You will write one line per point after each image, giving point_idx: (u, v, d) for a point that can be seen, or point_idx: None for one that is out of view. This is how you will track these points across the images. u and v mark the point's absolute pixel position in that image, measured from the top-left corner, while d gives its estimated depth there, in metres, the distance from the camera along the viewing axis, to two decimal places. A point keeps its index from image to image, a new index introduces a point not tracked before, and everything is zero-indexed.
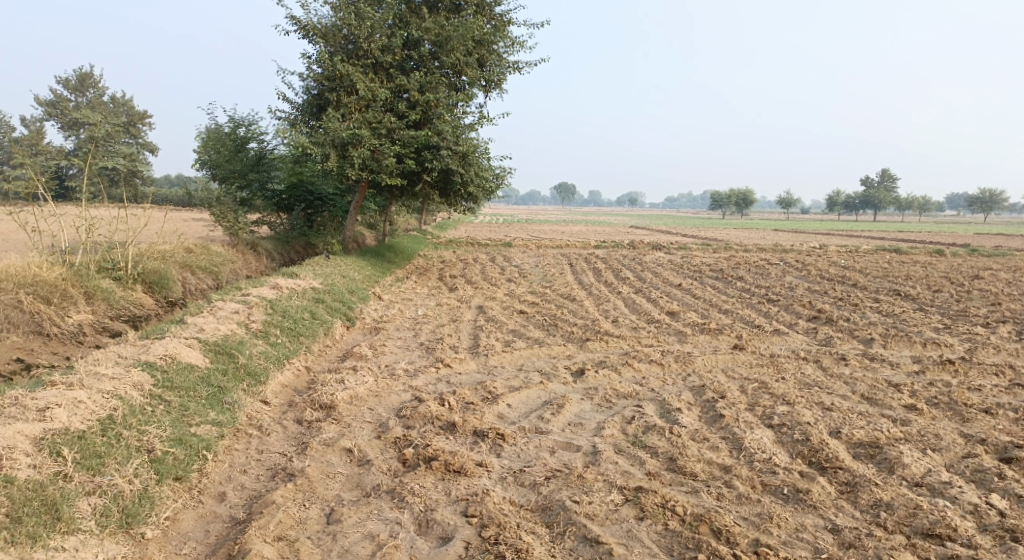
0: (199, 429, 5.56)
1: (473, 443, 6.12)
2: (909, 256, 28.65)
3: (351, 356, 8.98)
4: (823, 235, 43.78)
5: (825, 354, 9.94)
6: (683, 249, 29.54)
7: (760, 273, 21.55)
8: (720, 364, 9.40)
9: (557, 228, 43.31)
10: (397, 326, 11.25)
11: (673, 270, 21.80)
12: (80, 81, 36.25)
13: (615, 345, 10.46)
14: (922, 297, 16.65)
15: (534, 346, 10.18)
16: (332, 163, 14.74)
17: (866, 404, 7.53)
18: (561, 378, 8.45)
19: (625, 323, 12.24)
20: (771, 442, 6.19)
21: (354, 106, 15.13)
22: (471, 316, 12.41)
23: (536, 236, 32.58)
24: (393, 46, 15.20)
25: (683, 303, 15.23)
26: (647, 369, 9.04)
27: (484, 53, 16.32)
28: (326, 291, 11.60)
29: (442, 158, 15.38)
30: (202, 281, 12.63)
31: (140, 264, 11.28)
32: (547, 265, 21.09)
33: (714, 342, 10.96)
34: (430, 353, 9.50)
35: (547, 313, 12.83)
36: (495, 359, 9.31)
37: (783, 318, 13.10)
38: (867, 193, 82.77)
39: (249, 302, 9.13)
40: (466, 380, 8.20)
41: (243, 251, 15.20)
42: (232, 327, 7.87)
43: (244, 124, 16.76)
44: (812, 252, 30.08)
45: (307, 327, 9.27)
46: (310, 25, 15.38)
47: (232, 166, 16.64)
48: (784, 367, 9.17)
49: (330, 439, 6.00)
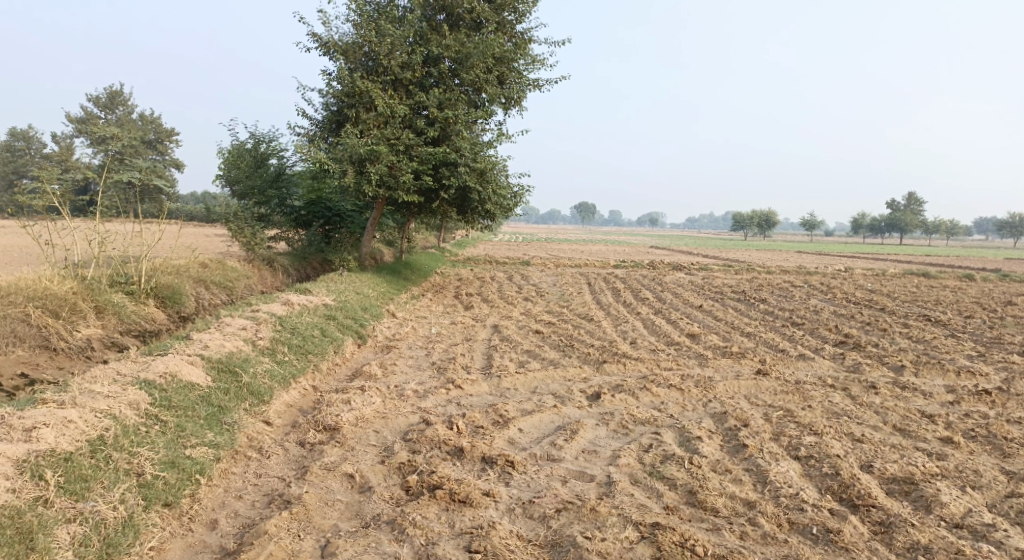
0: (194, 451, 5.33)
1: (481, 470, 5.83)
2: (937, 281, 28.00)
3: (361, 376, 8.74)
4: (848, 258, 43.08)
5: (853, 382, 9.55)
6: (704, 270, 29.11)
7: (784, 295, 21.11)
8: (742, 390, 9.04)
9: (577, 247, 43.08)
10: (410, 345, 11.01)
11: (694, 291, 21.42)
12: (109, 98, 36.90)
13: (633, 368, 10.13)
14: (953, 322, 16.15)
15: (549, 367, 9.88)
16: (349, 179, 14.65)
17: (899, 436, 7.17)
18: (576, 402, 8.14)
19: (644, 345, 11.90)
20: (798, 476, 5.86)
21: (373, 122, 15.04)
22: (486, 336, 12.16)
23: (555, 255, 32.36)
24: (413, 63, 15.11)
25: (704, 325, 14.88)
26: (666, 394, 8.70)
27: (505, 71, 16.21)
28: (338, 308, 11.40)
29: (460, 175, 15.22)
30: (216, 296, 12.50)
31: (154, 278, 11.17)
32: (566, 285, 20.83)
33: (736, 366, 10.59)
34: (442, 373, 9.24)
35: (564, 334, 12.54)
36: (508, 381, 9.03)
37: (808, 343, 12.70)
38: (892, 216, 81.59)
39: (258, 318, 8.93)
40: (477, 402, 7.93)
41: (258, 267, 15.10)
42: (238, 344, 7.66)
43: (263, 139, 16.75)
44: (837, 274, 29.52)
45: (317, 344, 9.05)
46: (331, 42, 15.37)
47: (252, 182, 16.51)
48: (811, 394, 8.79)
49: (332, 463, 5.75)
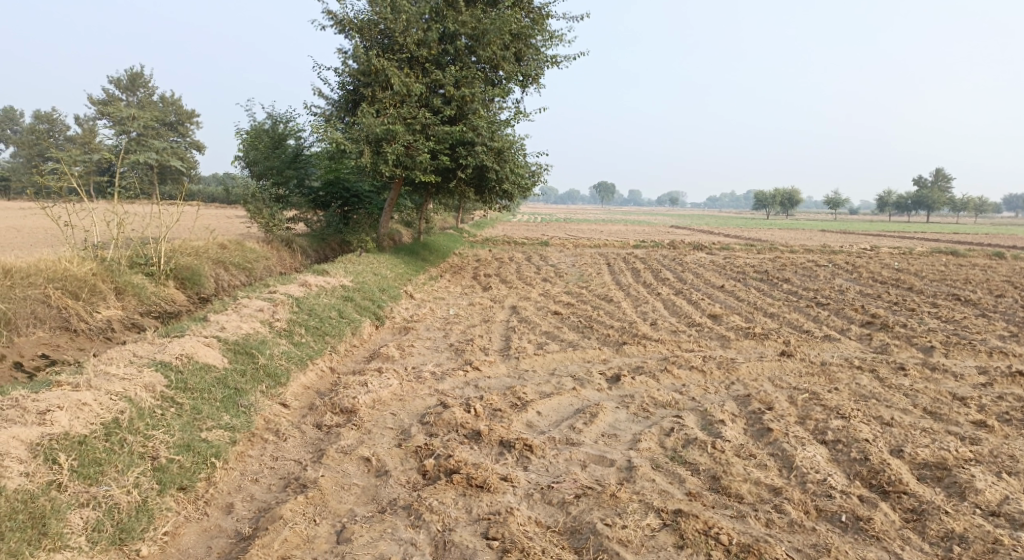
0: (209, 434, 5.29)
1: (499, 454, 5.74)
2: (966, 259, 27.43)
3: (379, 358, 8.68)
4: (873, 237, 42.35)
5: (881, 364, 9.34)
6: (726, 249, 28.74)
7: (807, 275, 20.79)
8: (766, 372, 8.86)
9: (596, 227, 42.77)
10: (428, 326, 10.94)
11: (715, 271, 21.15)
12: (130, 81, 37.13)
13: (653, 349, 9.97)
14: (983, 302, 15.77)
15: (569, 349, 9.75)
16: (366, 159, 14.54)
17: (929, 420, 6.99)
18: (595, 384, 8.01)
19: (665, 326, 11.73)
20: (825, 461, 5.73)
21: (389, 102, 14.89)
22: (504, 317, 12.05)
23: (574, 235, 32.14)
24: (429, 41, 14.90)
25: (726, 306, 14.66)
26: (688, 376, 8.55)
27: (522, 47, 15.95)
28: (356, 289, 11.35)
29: (477, 154, 15.03)
30: (235, 278, 12.49)
31: (173, 259, 11.18)
32: (585, 265, 20.66)
33: (759, 347, 10.39)
34: (460, 355, 9.16)
35: (583, 315, 12.40)
36: (526, 363, 8.92)
37: (833, 323, 12.45)
38: (919, 194, 80.07)
39: (275, 299, 8.88)
40: (495, 384, 7.84)
41: (277, 248, 15.08)
42: (255, 326, 7.61)
43: (280, 120, 16.66)
44: (862, 253, 29.01)
45: (334, 326, 8.98)
46: (346, 19, 15.18)
47: (270, 164, 16.36)
48: (837, 377, 8.59)
49: (348, 446, 5.69)
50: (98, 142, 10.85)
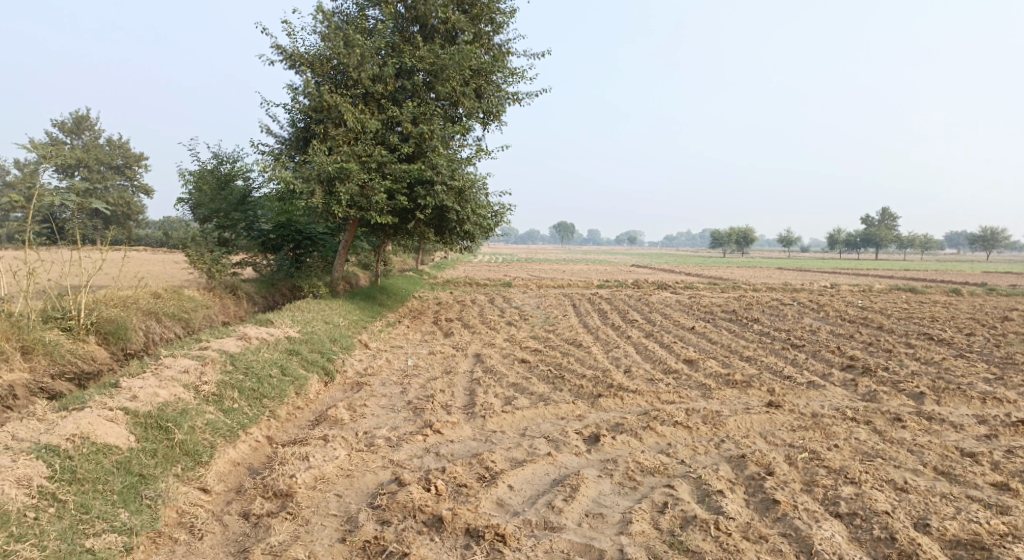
0: (96, 542, 4.45)
1: (464, 548, 4.87)
2: (926, 296, 27.39)
3: (325, 422, 7.62)
4: (830, 274, 42.55)
5: (876, 414, 8.63)
6: (689, 288, 28.32)
7: (775, 314, 20.30)
8: (756, 426, 8.08)
9: (556, 267, 42.11)
10: (383, 381, 9.93)
11: (682, 311, 20.53)
12: (74, 122, 35.75)
13: (632, 402, 9.11)
14: (958, 341, 15.36)
15: (539, 404, 8.83)
16: (318, 200, 13.60)
17: (946, 482, 6.30)
18: (572, 447, 7.10)
19: (640, 374, 10.89)
20: (846, 542, 5.03)
21: (342, 139, 14.04)
22: (467, 367, 11.09)
23: (535, 276, 31.39)
24: (385, 76, 14.15)
25: (700, 349, 13.93)
26: (673, 434, 7.71)
27: (482, 83, 15.31)
28: (302, 341, 10.28)
29: (436, 194, 14.20)
30: (169, 330, 11.32)
31: (95, 312, 10.07)
32: (549, 307, 19.83)
33: (744, 397, 9.60)
34: (418, 415, 8.16)
35: (551, 363, 11.51)
36: (493, 423, 7.97)
37: (815, 367, 11.79)
38: (868, 231, 81.89)
39: (205, 357, 7.77)
40: (459, 451, 6.89)
41: (220, 295, 13.98)
42: (176, 392, 6.52)
43: (227, 160, 15.63)
44: (824, 291, 28.90)
45: (274, 385, 7.90)
46: (296, 54, 14.37)
47: (216, 205, 15.36)
48: (834, 431, 7.84)
49: (281, 544, 4.83)
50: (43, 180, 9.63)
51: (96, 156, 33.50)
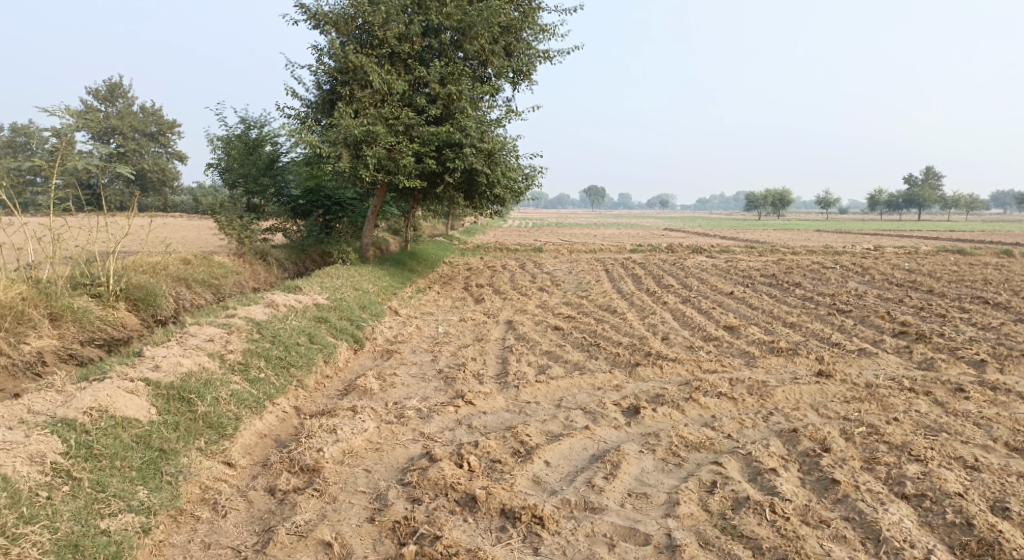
0: (112, 523, 4.24)
1: (499, 530, 4.59)
2: (975, 258, 26.29)
3: (354, 393, 7.36)
4: (871, 236, 41.20)
5: (934, 384, 8.12)
6: (726, 252, 27.58)
7: (817, 278, 19.59)
8: (805, 398, 7.64)
9: (588, 231, 41.46)
10: (413, 349, 9.66)
11: (720, 275, 19.92)
12: (108, 90, 35.94)
13: (671, 371, 8.72)
14: (1015, 305, 14.59)
15: (574, 374, 8.48)
16: (345, 164, 13.26)
17: (1020, 460, 5.84)
18: (611, 420, 6.75)
19: (678, 342, 10.47)
20: (916, 528, 4.65)
21: (368, 101, 13.64)
22: (499, 334, 10.76)
23: (567, 241, 30.88)
24: (411, 34, 13.65)
25: (741, 315, 13.43)
26: (717, 406, 7.31)
27: (512, 40, 14.72)
28: (330, 308, 10.04)
29: (465, 157, 13.76)
30: (200, 296, 11.15)
31: (123, 278, 9.90)
32: (582, 272, 19.37)
33: (790, 366, 9.13)
34: (450, 385, 7.87)
35: (586, 330, 11.13)
36: (527, 394, 7.64)
37: (864, 334, 11.22)
38: (910, 192, 79.32)
39: (231, 325, 7.54)
40: (492, 423, 6.58)
41: (250, 261, 13.80)
42: (200, 361, 6.30)
43: (254, 125, 15.35)
44: (866, 254, 27.97)
45: (301, 353, 7.65)
46: (320, 13, 13.92)
47: (243, 171, 15.12)
48: (891, 403, 7.36)
49: (307, 523, 4.60)
50: (69, 146, 9.36)
51: (130, 124, 33.70)
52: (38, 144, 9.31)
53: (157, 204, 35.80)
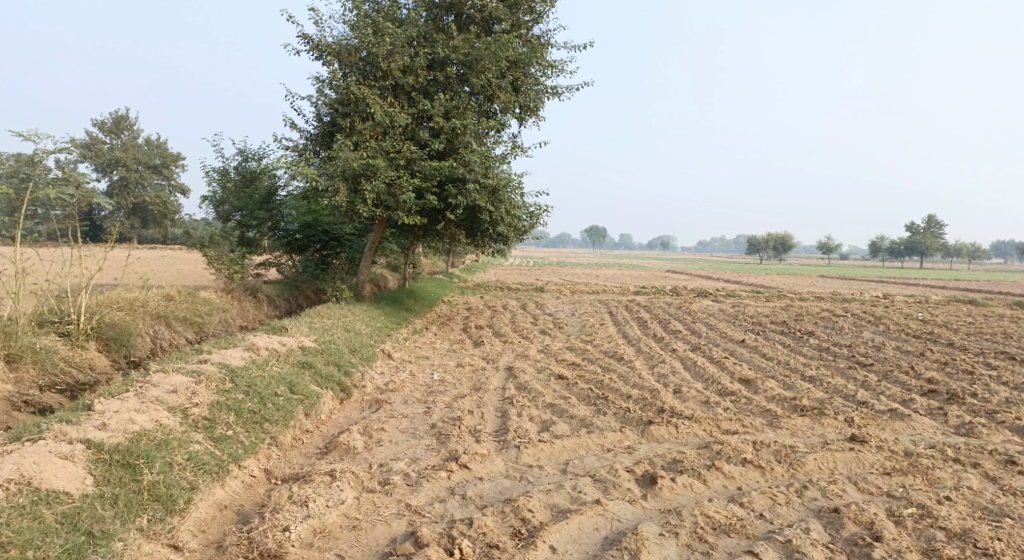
0: None
1: None
2: (988, 309, 25.54)
3: (335, 452, 6.56)
4: (878, 283, 40.48)
5: (981, 454, 7.30)
6: (733, 296, 26.85)
7: (831, 327, 18.82)
8: (840, 468, 6.84)
9: (591, 272, 40.79)
10: (405, 399, 8.86)
11: (729, 322, 19.14)
12: (114, 121, 35.71)
13: (688, 431, 7.91)
14: None
15: (581, 433, 7.67)
16: (342, 199, 12.64)
17: None
18: (624, 492, 5.96)
19: (692, 397, 9.64)
20: None
21: (369, 133, 13.07)
22: (499, 383, 9.95)
23: (570, 281, 30.14)
24: (416, 67, 13.13)
25: (756, 366, 12.64)
26: (742, 475, 6.51)
27: (520, 75, 14.19)
28: (317, 352, 9.26)
29: (468, 193, 13.12)
30: (180, 335, 10.35)
31: (96, 315, 9.15)
32: (585, 315, 18.61)
33: (818, 428, 8.30)
34: (443, 443, 7.07)
35: (593, 380, 10.30)
36: (530, 456, 6.84)
37: (892, 392, 10.40)
38: (913, 239, 78.93)
39: (201, 371, 6.73)
40: (490, 493, 5.80)
41: (239, 297, 13.07)
42: (158, 416, 5.53)
43: (252, 156, 14.75)
44: (876, 302, 27.25)
45: (279, 405, 6.85)
46: (322, 43, 13.42)
47: (237, 202, 14.47)
48: (938, 477, 6.57)
49: None
50: (42, 173, 8.65)
51: (133, 156, 33.41)
52: (10, 171, 8.59)
53: (156, 236, 35.21)
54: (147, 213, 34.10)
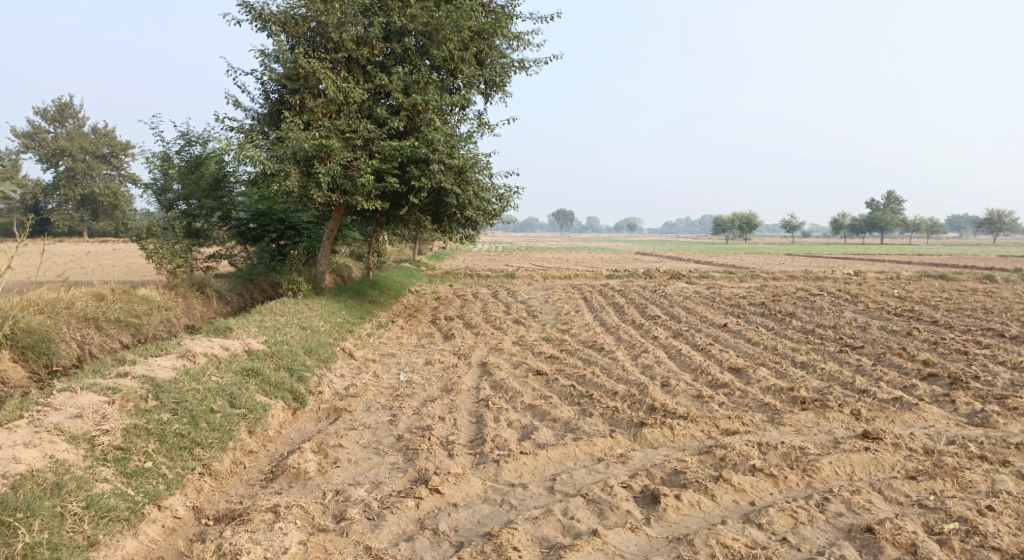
0: None
1: None
2: (958, 283, 25.38)
3: (284, 478, 5.58)
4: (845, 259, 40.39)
5: (1007, 449, 6.61)
6: (707, 278, 26.21)
7: (811, 307, 18.24)
8: (860, 473, 6.08)
9: (559, 256, 39.98)
10: (368, 406, 7.87)
11: (706, 304, 18.44)
12: (58, 110, 33.63)
13: (686, 433, 7.08)
14: None
15: (568, 439, 6.78)
16: (293, 183, 11.56)
17: None
18: (624, 515, 5.13)
19: (683, 391, 8.81)
20: None
21: (321, 111, 11.94)
22: (471, 382, 9.01)
23: (540, 266, 29.29)
24: (370, 38, 11.97)
25: (743, 352, 11.91)
26: (754, 487, 5.71)
27: (483, 47, 13.15)
28: (266, 355, 8.20)
29: (433, 175, 12.10)
30: (113, 340, 9.19)
31: (9, 320, 7.96)
32: (559, 301, 17.74)
33: (824, 424, 7.54)
34: (411, 460, 6.12)
35: (574, 375, 9.42)
36: (511, 472, 5.95)
37: (891, 377, 9.72)
38: (873, 215, 79.86)
39: (119, 387, 5.67)
40: (466, 522, 4.93)
41: (185, 293, 11.90)
42: (52, 451, 4.60)
43: (196, 140, 13.51)
44: (849, 279, 26.89)
45: (215, 424, 5.81)
46: (266, 13, 12.20)
47: (180, 189, 13.20)
48: (970, 480, 5.85)
49: None
50: None
51: (79, 145, 31.53)
52: None
53: (108, 229, 33.36)
54: (97, 204, 32.28)
